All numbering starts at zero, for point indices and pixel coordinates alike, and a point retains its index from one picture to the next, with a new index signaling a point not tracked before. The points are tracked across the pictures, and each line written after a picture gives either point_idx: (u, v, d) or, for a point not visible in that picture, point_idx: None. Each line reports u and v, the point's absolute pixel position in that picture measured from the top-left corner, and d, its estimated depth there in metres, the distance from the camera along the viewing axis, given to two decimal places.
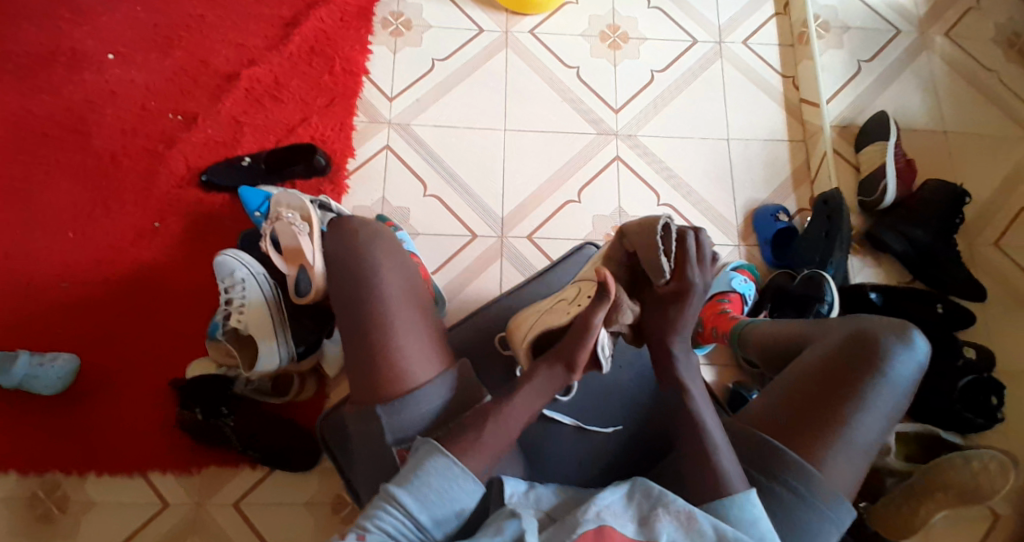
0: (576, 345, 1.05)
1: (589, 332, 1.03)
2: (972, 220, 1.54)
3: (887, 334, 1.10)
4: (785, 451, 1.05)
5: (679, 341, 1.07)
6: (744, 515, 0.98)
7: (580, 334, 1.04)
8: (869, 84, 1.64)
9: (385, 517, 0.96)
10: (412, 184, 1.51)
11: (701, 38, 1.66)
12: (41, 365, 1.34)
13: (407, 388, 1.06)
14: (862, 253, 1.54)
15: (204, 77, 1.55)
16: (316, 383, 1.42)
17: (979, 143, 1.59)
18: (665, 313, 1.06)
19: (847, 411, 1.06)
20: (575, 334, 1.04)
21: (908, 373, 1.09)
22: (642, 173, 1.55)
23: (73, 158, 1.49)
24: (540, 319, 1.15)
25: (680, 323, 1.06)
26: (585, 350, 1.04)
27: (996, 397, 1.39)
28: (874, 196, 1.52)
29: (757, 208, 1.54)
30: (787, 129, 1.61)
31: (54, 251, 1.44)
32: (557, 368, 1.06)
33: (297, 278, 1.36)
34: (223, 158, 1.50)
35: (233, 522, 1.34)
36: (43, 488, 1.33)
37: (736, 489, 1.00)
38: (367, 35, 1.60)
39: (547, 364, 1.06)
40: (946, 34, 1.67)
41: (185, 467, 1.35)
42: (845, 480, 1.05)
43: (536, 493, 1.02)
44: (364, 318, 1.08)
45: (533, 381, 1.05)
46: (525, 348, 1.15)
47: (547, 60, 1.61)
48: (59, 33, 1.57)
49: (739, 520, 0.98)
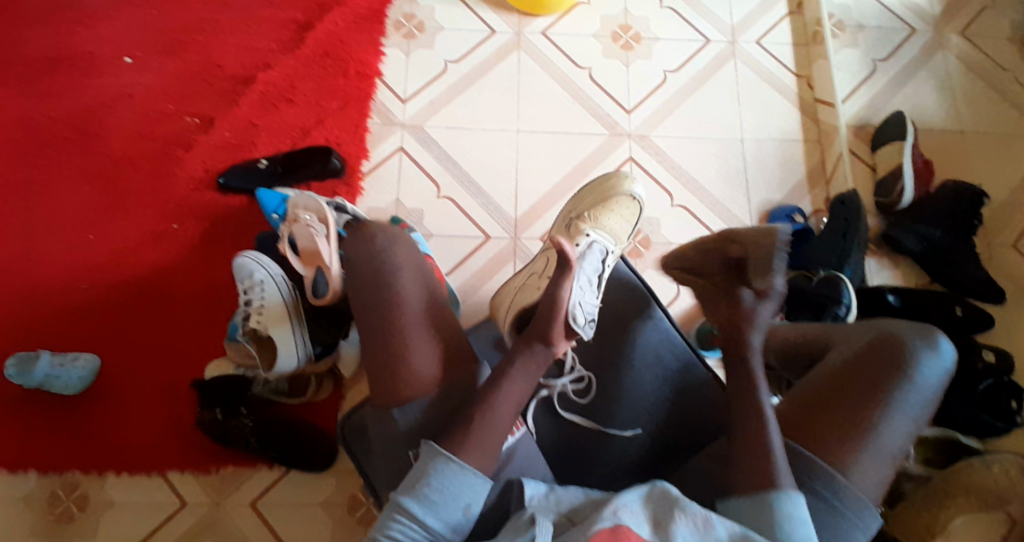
0: (547, 320, 1.08)
1: (558, 302, 1.08)
2: (988, 220, 1.53)
3: (913, 338, 1.11)
4: (812, 456, 1.06)
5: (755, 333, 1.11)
6: (787, 515, 0.98)
7: (551, 308, 1.08)
8: (884, 84, 1.63)
9: (395, 527, 0.99)
10: (426, 186, 1.52)
11: (714, 38, 1.65)
12: (62, 366, 1.35)
13: (422, 392, 1.07)
14: (880, 255, 1.53)
15: (219, 80, 1.57)
16: (333, 383, 1.43)
17: (996, 142, 1.58)
18: (747, 307, 1.13)
19: (874, 415, 1.07)
20: (548, 309, 1.08)
21: (934, 377, 1.09)
22: (655, 174, 1.55)
23: (91, 162, 1.51)
24: (518, 298, 1.24)
25: (760, 317, 1.12)
26: (558, 322, 1.08)
27: (1016, 402, 1.38)
28: (890, 197, 1.51)
29: (773, 209, 1.54)
30: (801, 129, 1.60)
31: (74, 253, 1.46)
32: (535, 346, 1.09)
33: (315, 280, 1.36)
34: (239, 161, 1.52)
35: (251, 522, 1.35)
36: (63, 488, 1.35)
37: (779, 486, 1.00)
38: (381, 38, 1.61)
39: (523, 342, 1.10)
40: (962, 32, 1.66)
41: (203, 467, 1.37)
42: (872, 484, 1.06)
43: (556, 496, 1.02)
44: (382, 322, 1.09)
45: (516, 361, 1.08)
46: (506, 324, 1.23)
47: (559, 61, 1.62)
48: (77, 38, 1.59)
49: (788, 519, 0.98)
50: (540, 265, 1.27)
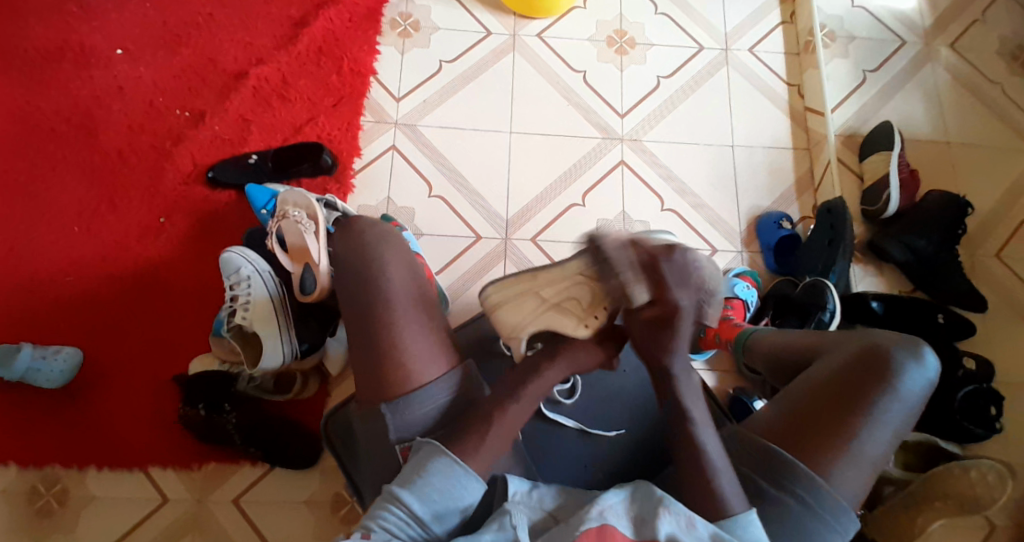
0: (592, 359, 1.11)
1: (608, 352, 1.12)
2: (974, 230, 1.55)
3: (898, 348, 1.11)
4: (795, 462, 1.07)
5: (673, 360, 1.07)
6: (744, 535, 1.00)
7: (597, 353, 1.11)
8: (874, 95, 1.64)
9: (389, 518, 0.98)
10: (417, 185, 1.52)
11: (707, 45, 1.66)
12: (43, 359, 1.34)
13: (413, 387, 1.07)
14: (865, 262, 1.55)
15: (210, 74, 1.56)
16: (318, 380, 1.43)
17: (982, 154, 1.60)
18: (654, 334, 1.06)
19: (857, 424, 1.07)
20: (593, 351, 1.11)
21: (918, 388, 1.10)
22: (647, 179, 1.55)
23: (80, 153, 1.49)
24: (542, 316, 1.10)
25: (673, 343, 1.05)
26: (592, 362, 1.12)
27: (994, 407, 1.40)
28: (876, 206, 1.53)
29: (761, 216, 1.55)
30: (791, 138, 1.61)
31: (60, 245, 1.44)
32: (554, 361, 1.10)
33: (302, 277, 1.34)
34: (228, 156, 1.51)
35: (234, 519, 1.34)
36: (43, 484, 1.33)
37: (734, 511, 1.01)
38: (375, 36, 1.61)
39: (557, 370, 1.10)
40: (952, 45, 1.68)
41: (186, 463, 1.36)
42: (853, 490, 1.07)
43: (539, 492, 1.02)
44: (371, 319, 1.09)
45: (543, 375, 1.09)
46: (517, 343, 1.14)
47: (553, 63, 1.62)
48: (68, 27, 1.57)
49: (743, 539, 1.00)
50: (585, 291, 1.07)
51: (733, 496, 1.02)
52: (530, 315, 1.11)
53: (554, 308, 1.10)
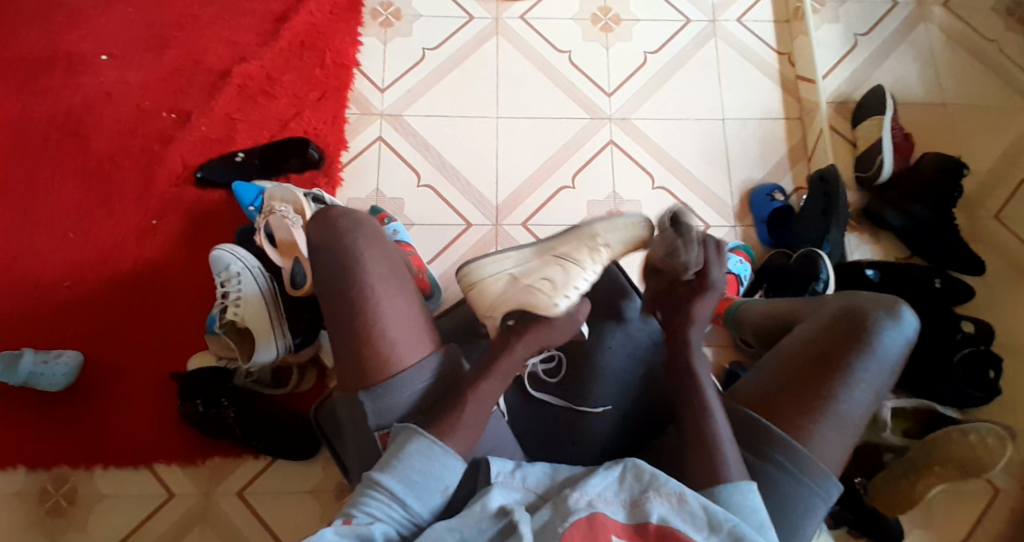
0: (564, 332, 1.14)
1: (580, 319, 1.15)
2: (974, 193, 1.51)
3: (877, 309, 1.10)
4: (773, 427, 1.06)
5: (695, 333, 1.15)
6: (743, 505, 0.99)
7: (571, 326, 1.14)
8: (867, 58, 1.62)
9: (372, 503, 0.99)
10: (406, 175, 1.52)
11: (694, 17, 1.64)
12: (46, 363, 1.37)
13: (390, 374, 1.07)
14: (861, 230, 1.52)
15: (197, 75, 1.57)
16: (316, 374, 1.45)
17: (979, 115, 1.57)
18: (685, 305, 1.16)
19: (835, 385, 1.06)
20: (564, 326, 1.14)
21: (897, 348, 1.08)
22: (636, 156, 1.55)
23: (74, 159, 1.52)
24: (515, 293, 1.15)
25: (698, 315, 1.15)
26: (562, 332, 1.13)
27: (994, 371, 1.37)
28: (871, 171, 1.50)
29: (753, 188, 1.53)
30: (783, 108, 1.59)
31: (58, 252, 1.47)
32: (529, 339, 1.11)
33: (294, 270, 1.37)
34: (218, 155, 1.53)
35: (241, 511, 1.37)
36: (54, 483, 1.37)
37: (730, 478, 1.00)
38: (357, 27, 1.61)
39: (527, 346, 1.10)
40: (945, 4, 1.64)
41: (192, 458, 1.39)
42: (834, 452, 1.05)
43: (522, 472, 1.03)
44: (346, 305, 1.09)
45: (512, 352, 1.10)
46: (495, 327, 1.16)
47: (538, 45, 1.61)
48: (55, 36, 1.60)
49: (742, 508, 0.99)
50: (557, 271, 1.15)
51: (723, 480, 1.01)
52: (504, 293, 1.16)
53: (524, 287, 1.14)
